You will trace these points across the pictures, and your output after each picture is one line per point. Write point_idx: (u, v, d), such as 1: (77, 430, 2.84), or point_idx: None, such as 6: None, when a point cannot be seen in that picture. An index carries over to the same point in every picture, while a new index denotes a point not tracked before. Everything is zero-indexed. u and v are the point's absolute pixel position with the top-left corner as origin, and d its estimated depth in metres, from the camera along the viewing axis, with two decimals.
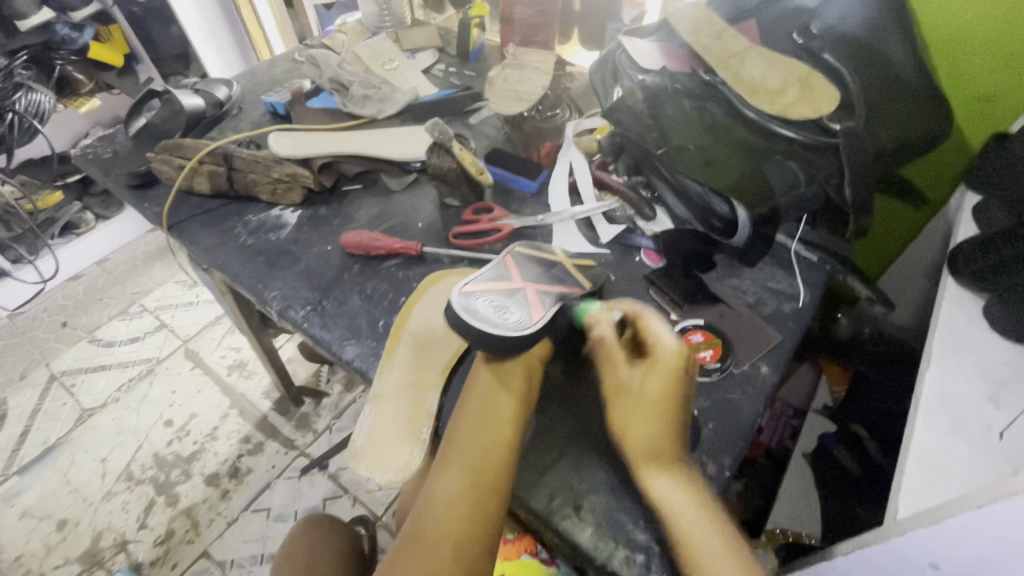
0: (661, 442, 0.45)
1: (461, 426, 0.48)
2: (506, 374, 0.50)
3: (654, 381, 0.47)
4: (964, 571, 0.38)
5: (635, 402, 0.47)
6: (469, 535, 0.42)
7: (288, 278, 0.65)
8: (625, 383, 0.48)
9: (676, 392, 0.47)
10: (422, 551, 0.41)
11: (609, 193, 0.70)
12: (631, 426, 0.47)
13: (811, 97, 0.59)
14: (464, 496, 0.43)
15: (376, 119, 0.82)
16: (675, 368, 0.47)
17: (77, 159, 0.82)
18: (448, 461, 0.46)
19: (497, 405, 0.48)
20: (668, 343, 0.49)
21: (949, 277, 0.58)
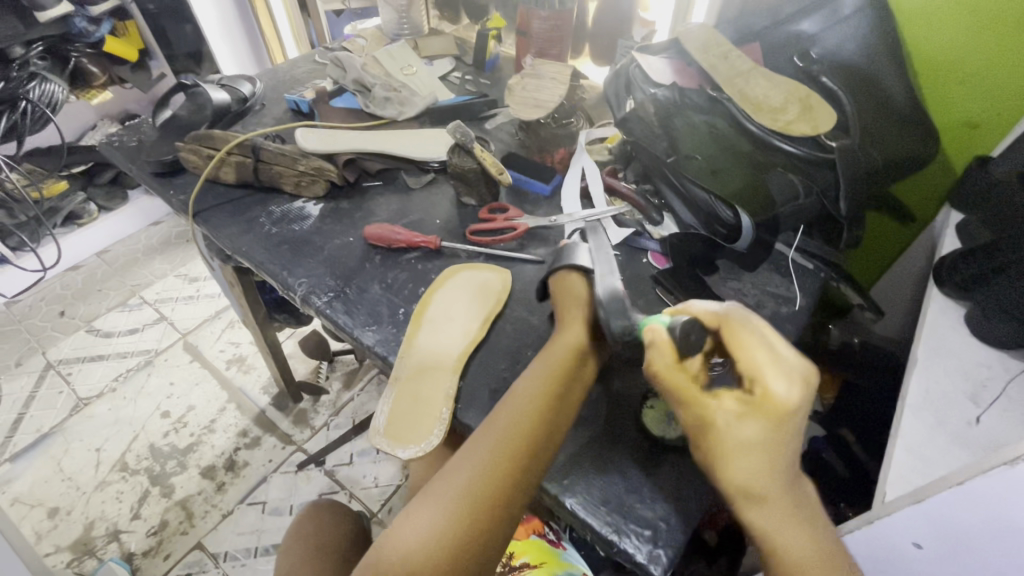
0: (759, 484, 0.41)
1: (513, 395, 0.49)
2: (572, 351, 0.52)
3: (751, 424, 0.42)
4: (944, 549, 0.42)
5: (728, 442, 0.42)
6: (493, 504, 0.42)
7: (311, 266, 0.68)
8: (710, 420, 0.43)
9: (782, 437, 0.41)
10: (442, 502, 0.42)
11: (619, 200, 0.74)
12: (727, 467, 0.42)
13: (810, 117, 0.64)
14: (492, 466, 0.44)
15: (397, 121, 0.85)
16: (781, 417, 0.41)
17: (103, 147, 0.85)
18: (490, 426, 0.47)
19: (549, 382, 0.49)
20: (774, 385, 0.42)
21: (935, 287, 0.63)
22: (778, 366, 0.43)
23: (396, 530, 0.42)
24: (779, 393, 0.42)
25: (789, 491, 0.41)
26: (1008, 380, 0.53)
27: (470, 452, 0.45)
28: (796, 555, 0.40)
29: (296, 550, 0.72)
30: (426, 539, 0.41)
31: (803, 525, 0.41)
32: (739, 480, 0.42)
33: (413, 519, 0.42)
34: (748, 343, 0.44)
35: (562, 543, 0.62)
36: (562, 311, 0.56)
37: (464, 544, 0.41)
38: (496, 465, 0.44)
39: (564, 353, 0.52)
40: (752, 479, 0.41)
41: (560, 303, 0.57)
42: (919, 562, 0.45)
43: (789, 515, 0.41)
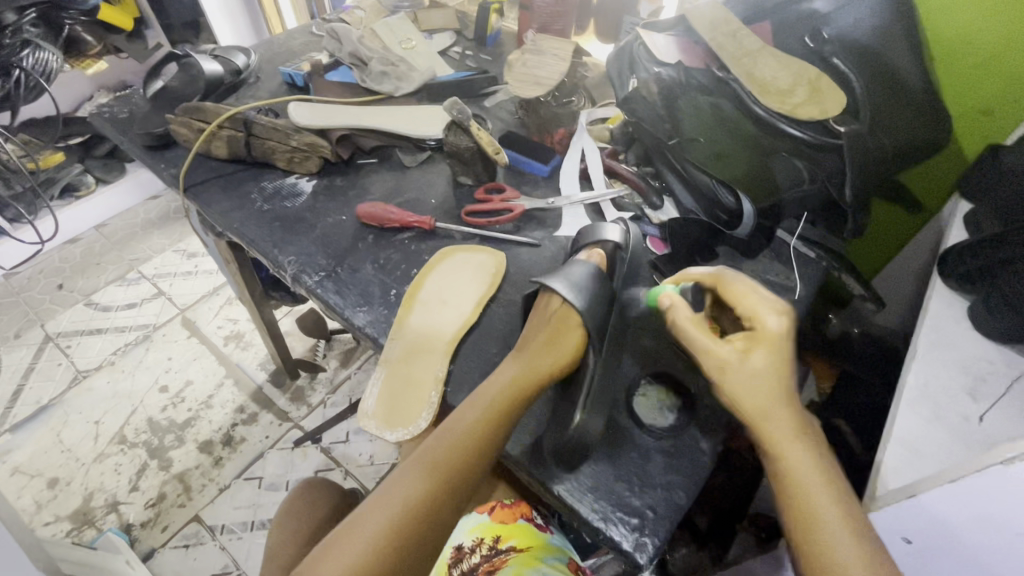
0: (775, 403, 0.44)
1: (467, 408, 0.48)
2: (537, 375, 0.50)
3: (756, 353, 0.45)
4: (933, 544, 0.42)
5: (736, 368, 0.45)
6: (432, 518, 0.43)
7: (303, 245, 0.67)
8: (725, 358, 0.46)
9: (783, 360, 0.45)
10: (382, 521, 0.42)
11: (619, 181, 0.72)
12: (741, 393, 0.44)
13: (817, 100, 0.62)
14: (433, 484, 0.44)
15: (394, 96, 0.83)
16: (775, 345, 0.46)
17: (94, 117, 0.83)
18: (437, 438, 0.46)
19: (506, 402, 0.48)
20: (766, 317, 0.47)
21: (939, 279, 0.61)
22: (767, 303, 0.48)
23: (338, 540, 0.41)
24: (772, 326, 0.46)
25: (793, 412, 0.44)
26: (1008, 375, 0.52)
27: (418, 461, 0.45)
28: (816, 486, 0.40)
29: (290, 526, 0.72)
30: (367, 550, 0.40)
31: (811, 442, 0.42)
32: (755, 403, 0.44)
33: (355, 529, 0.42)
34: (741, 290, 0.49)
35: (549, 529, 0.62)
36: (536, 328, 0.54)
37: (398, 559, 0.41)
38: (439, 475, 0.44)
39: (528, 375, 0.50)
40: (764, 399, 0.44)
41: (539, 321, 0.54)
42: (907, 555, 0.45)
43: (791, 422, 0.43)
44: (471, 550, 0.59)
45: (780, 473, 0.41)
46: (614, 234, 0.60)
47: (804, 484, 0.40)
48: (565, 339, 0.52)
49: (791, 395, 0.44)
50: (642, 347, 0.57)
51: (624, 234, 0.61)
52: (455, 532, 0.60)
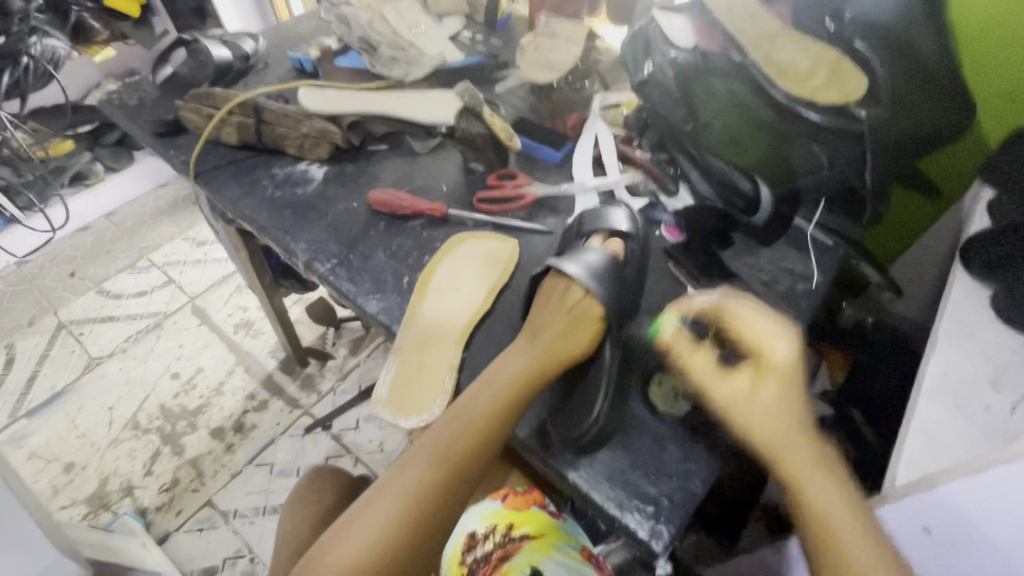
0: (792, 440, 0.42)
1: (472, 398, 0.47)
2: (545, 365, 0.49)
3: (768, 385, 0.45)
4: (952, 535, 0.41)
5: (751, 405, 0.44)
6: (438, 506, 0.43)
7: (314, 232, 0.67)
8: (734, 393, 0.45)
9: (795, 392, 0.45)
10: (393, 498, 0.43)
11: (633, 167, 0.72)
12: (756, 429, 0.43)
13: (838, 83, 0.60)
14: (445, 462, 0.44)
15: (404, 82, 0.82)
16: (786, 375, 0.45)
17: (104, 104, 0.83)
18: (441, 428, 0.46)
19: (511, 392, 0.47)
20: (774, 346, 0.46)
21: (960, 267, 0.60)
22: (772, 332, 0.47)
23: (345, 527, 0.43)
24: (781, 355, 0.46)
25: (814, 443, 0.42)
26: None
27: (421, 450, 0.45)
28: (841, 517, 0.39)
29: (303, 510, 0.73)
30: (373, 538, 0.41)
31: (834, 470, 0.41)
32: (769, 441, 0.43)
33: (360, 517, 0.42)
34: (750, 316, 0.48)
35: (562, 516, 0.62)
36: (546, 313, 0.52)
37: (411, 536, 0.42)
38: (444, 465, 0.44)
39: (535, 364, 0.49)
40: (778, 436, 0.42)
41: (546, 305, 0.53)
42: (926, 546, 0.44)
43: (815, 458, 0.42)
44: (485, 536, 0.60)
45: (808, 514, 0.40)
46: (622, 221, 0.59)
47: (831, 522, 0.39)
48: (578, 324, 0.51)
49: (808, 431, 0.43)
50: None
51: (631, 220, 0.59)
52: (468, 517, 0.60)
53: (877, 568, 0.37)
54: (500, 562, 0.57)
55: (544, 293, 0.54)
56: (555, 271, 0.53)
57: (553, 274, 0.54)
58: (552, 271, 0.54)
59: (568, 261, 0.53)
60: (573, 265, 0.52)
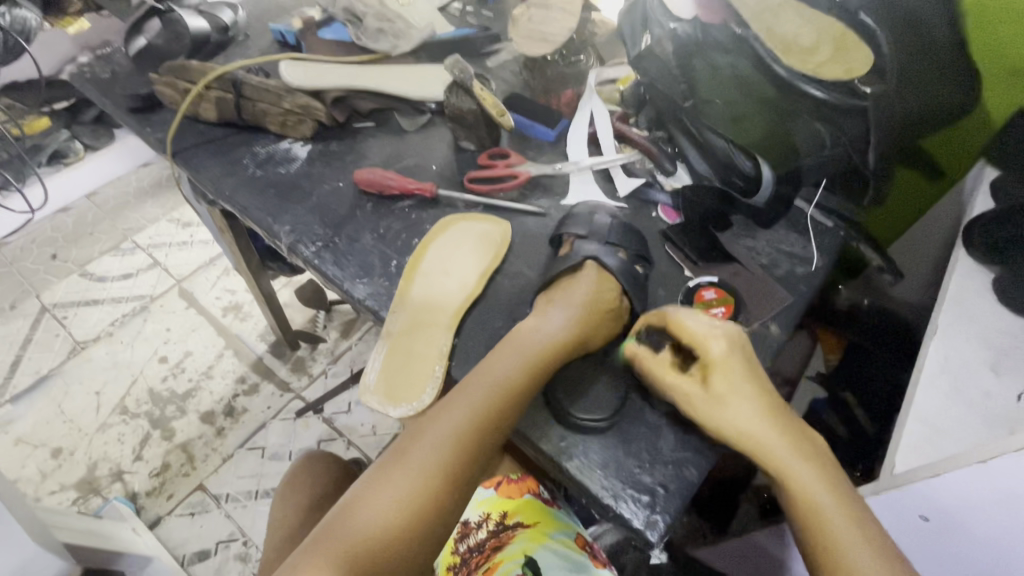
0: (758, 431, 0.43)
1: (486, 374, 0.47)
2: (564, 345, 0.50)
3: (718, 384, 0.44)
4: (952, 523, 0.41)
5: (716, 411, 0.44)
6: (458, 478, 0.43)
7: (299, 213, 0.64)
8: (691, 394, 0.45)
9: (747, 387, 0.44)
10: (412, 471, 0.42)
11: (629, 146, 0.69)
12: (723, 426, 0.43)
13: (843, 57, 0.57)
14: (462, 435, 0.44)
15: (390, 56, 0.78)
16: (729, 372, 0.45)
17: (75, 78, 0.79)
18: (457, 403, 0.45)
19: (528, 371, 0.47)
20: (708, 344, 0.46)
21: (962, 250, 0.58)
22: (703, 326, 0.47)
23: (362, 497, 0.42)
24: (717, 351, 0.46)
25: (788, 439, 0.43)
26: None
27: (439, 424, 0.44)
28: (819, 495, 0.40)
29: (296, 497, 0.72)
30: (393, 510, 0.41)
31: (814, 461, 0.42)
32: (738, 435, 0.43)
33: (378, 488, 0.42)
34: (686, 318, 0.48)
35: (556, 503, 0.61)
36: (570, 298, 0.53)
37: (432, 509, 0.42)
38: (462, 440, 0.44)
39: (555, 344, 0.49)
40: (745, 429, 0.43)
41: (573, 291, 0.54)
42: (924, 532, 0.44)
43: (785, 446, 0.42)
44: (478, 525, 0.59)
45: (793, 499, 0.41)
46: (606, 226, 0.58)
47: (815, 503, 0.40)
48: (604, 315, 0.53)
49: (772, 415, 0.43)
50: None
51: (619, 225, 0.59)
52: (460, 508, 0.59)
53: (861, 542, 0.38)
54: (493, 551, 0.56)
55: (572, 279, 0.55)
56: (600, 266, 0.55)
57: (593, 267, 0.55)
58: (591, 264, 0.55)
59: (606, 252, 0.55)
60: (609, 258, 0.55)
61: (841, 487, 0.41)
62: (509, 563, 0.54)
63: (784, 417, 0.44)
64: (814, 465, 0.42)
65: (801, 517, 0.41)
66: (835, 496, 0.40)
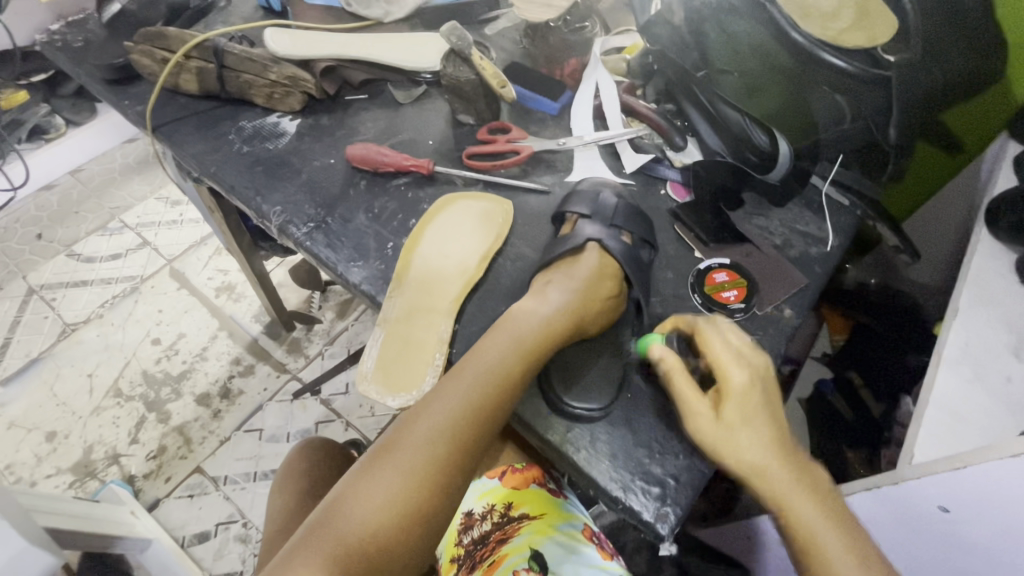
0: (774, 459, 0.40)
1: (482, 359, 0.45)
2: (563, 328, 0.47)
3: (731, 413, 0.41)
4: (974, 517, 0.39)
5: (726, 438, 0.40)
6: (452, 470, 0.41)
7: (289, 191, 0.61)
8: (703, 415, 0.42)
9: (762, 420, 0.41)
10: (401, 465, 0.40)
11: (637, 119, 0.65)
12: (735, 450, 0.40)
13: (866, 24, 0.53)
14: (455, 425, 0.42)
15: (383, 24, 0.73)
16: (748, 405, 0.41)
17: (46, 47, 0.74)
18: (452, 390, 0.43)
19: (526, 355, 0.45)
20: (729, 370, 0.42)
21: (983, 230, 0.56)
22: (733, 354, 0.43)
23: (350, 493, 0.39)
24: (739, 379, 0.42)
25: (795, 473, 0.40)
26: None
27: (432, 412, 0.42)
28: (825, 535, 0.37)
29: (291, 487, 0.70)
30: (386, 504, 0.39)
31: (822, 500, 0.39)
32: (749, 463, 0.40)
33: (370, 481, 0.40)
34: (712, 340, 0.44)
35: (563, 493, 0.60)
36: (571, 280, 0.51)
37: (425, 504, 0.40)
38: (458, 429, 0.42)
39: (554, 326, 0.47)
40: (758, 458, 0.40)
41: (574, 274, 0.51)
42: (942, 524, 0.42)
43: (795, 478, 0.39)
44: (483, 517, 0.59)
45: (793, 533, 0.38)
46: (611, 202, 0.56)
47: (818, 539, 0.37)
48: (608, 298, 0.50)
49: (787, 449, 0.40)
50: (656, 307, 0.53)
51: (619, 203, 0.56)
52: (466, 498, 0.60)
53: None
54: (498, 544, 0.55)
55: (573, 261, 0.53)
56: (601, 246, 0.53)
57: (595, 249, 0.53)
58: (593, 246, 0.53)
59: (610, 234, 0.53)
60: (611, 239, 0.53)
61: (844, 525, 0.38)
62: (515, 557, 0.53)
63: (794, 455, 0.41)
64: (818, 503, 0.39)
65: (799, 548, 0.38)
66: (840, 535, 0.37)
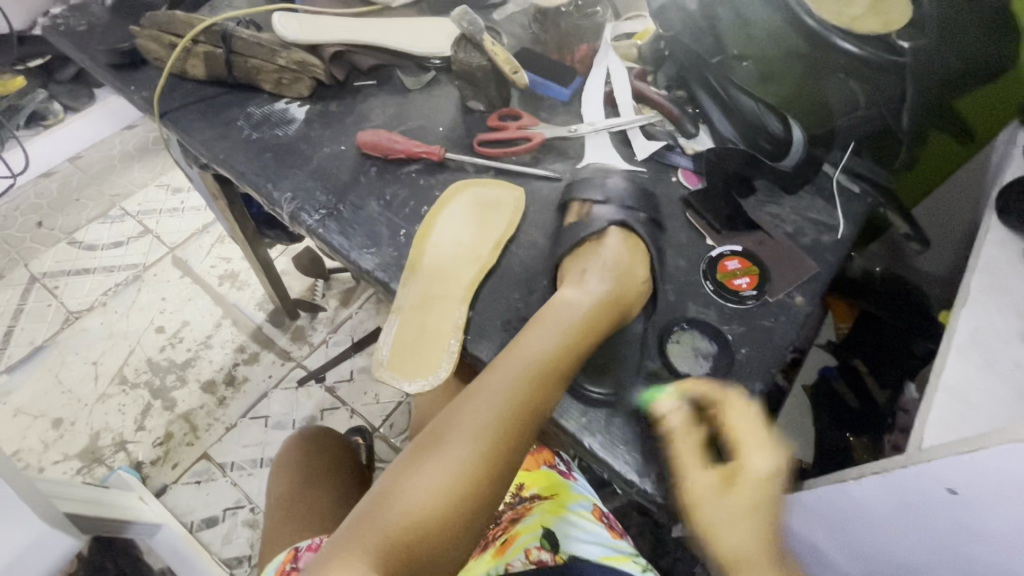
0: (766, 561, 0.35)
1: (525, 349, 0.46)
2: (601, 318, 0.49)
3: (730, 495, 0.38)
4: (983, 499, 0.39)
5: (727, 509, 0.37)
6: (497, 465, 0.41)
7: (299, 178, 0.61)
8: (695, 490, 0.39)
9: (765, 516, 0.37)
10: (447, 460, 0.40)
11: (649, 106, 0.65)
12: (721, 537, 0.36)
13: (880, 12, 0.55)
14: (500, 418, 0.42)
15: (391, 8, 0.72)
16: (756, 494, 0.37)
17: (48, 31, 0.73)
18: (496, 383, 0.44)
19: (567, 347, 0.46)
20: (749, 454, 0.39)
21: (995, 217, 0.56)
22: (760, 439, 0.40)
23: (397, 485, 0.40)
24: (757, 466, 0.39)
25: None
26: None
27: (477, 404, 0.43)
28: None
29: (287, 481, 0.70)
30: (434, 494, 0.39)
31: None
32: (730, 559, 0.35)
33: (416, 475, 0.40)
34: (737, 418, 0.42)
35: (573, 475, 0.61)
36: (601, 273, 0.52)
37: (471, 499, 0.40)
38: (503, 423, 0.42)
39: (591, 317, 0.48)
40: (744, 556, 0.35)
41: (605, 263, 0.53)
42: (951, 506, 0.42)
43: None
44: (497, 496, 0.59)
45: None
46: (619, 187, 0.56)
47: None
48: (636, 292, 0.52)
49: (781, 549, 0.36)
50: (668, 295, 0.53)
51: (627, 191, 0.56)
52: None
53: None
54: (510, 523, 0.56)
55: (597, 249, 0.54)
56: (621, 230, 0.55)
57: (618, 234, 0.54)
58: (616, 231, 0.54)
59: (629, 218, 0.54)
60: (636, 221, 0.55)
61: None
62: (527, 536, 0.54)
63: (783, 547, 0.36)
64: None
65: None
66: None
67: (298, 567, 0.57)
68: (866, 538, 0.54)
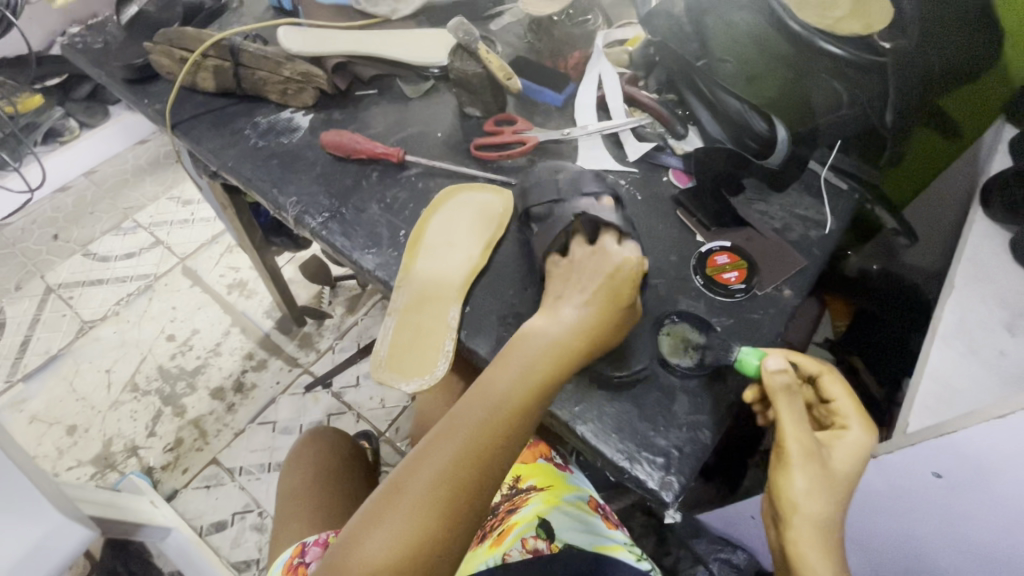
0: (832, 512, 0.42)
1: (493, 389, 0.44)
2: (576, 347, 0.46)
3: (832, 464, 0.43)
4: (966, 480, 0.40)
5: (816, 481, 0.42)
6: (457, 515, 0.40)
7: (303, 183, 0.63)
8: (808, 447, 0.43)
9: (843, 487, 0.43)
10: (405, 512, 0.39)
11: (638, 109, 0.67)
12: (812, 492, 0.41)
13: (862, 13, 0.57)
14: (459, 465, 0.41)
15: (391, 21, 0.75)
16: (850, 463, 0.43)
17: (66, 49, 0.77)
18: (460, 428, 0.42)
19: (532, 385, 0.44)
20: (850, 426, 0.45)
21: (979, 211, 0.58)
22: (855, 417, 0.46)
23: (360, 535, 0.39)
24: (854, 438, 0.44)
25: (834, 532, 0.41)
26: None
27: (439, 450, 0.41)
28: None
29: (301, 471, 0.72)
30: (392, 544, 0.38)
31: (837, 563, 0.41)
32: (811, 511, 0.41)
33: (377, 527, 0.39)
34: (840, 393, 0.47)
35: (569, 468, 0.63)
36: (584, 291, 0.49)
37: (431, 552, 0.38)
38: (462, 472, 0.40)
39: (562, 348, 0.46)
40: (820, 510, 0.41)
41: (599, 261, 0.52)
42: (938, 490, 0.43)
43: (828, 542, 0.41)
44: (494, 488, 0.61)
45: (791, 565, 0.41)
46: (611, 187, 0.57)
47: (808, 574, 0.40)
48: (625, 291, 0.49)
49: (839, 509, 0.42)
50: (659, 290, 0.55)
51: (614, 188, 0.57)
52: None
53: None
54: (507, 514, 0.57)
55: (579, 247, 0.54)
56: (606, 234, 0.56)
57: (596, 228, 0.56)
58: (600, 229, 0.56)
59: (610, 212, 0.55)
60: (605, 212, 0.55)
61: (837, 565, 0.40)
62: (524, 525, 0.55)
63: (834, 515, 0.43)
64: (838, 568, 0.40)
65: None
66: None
67: (306, 562, 0.59)
68: (862, 526, 0.55)
